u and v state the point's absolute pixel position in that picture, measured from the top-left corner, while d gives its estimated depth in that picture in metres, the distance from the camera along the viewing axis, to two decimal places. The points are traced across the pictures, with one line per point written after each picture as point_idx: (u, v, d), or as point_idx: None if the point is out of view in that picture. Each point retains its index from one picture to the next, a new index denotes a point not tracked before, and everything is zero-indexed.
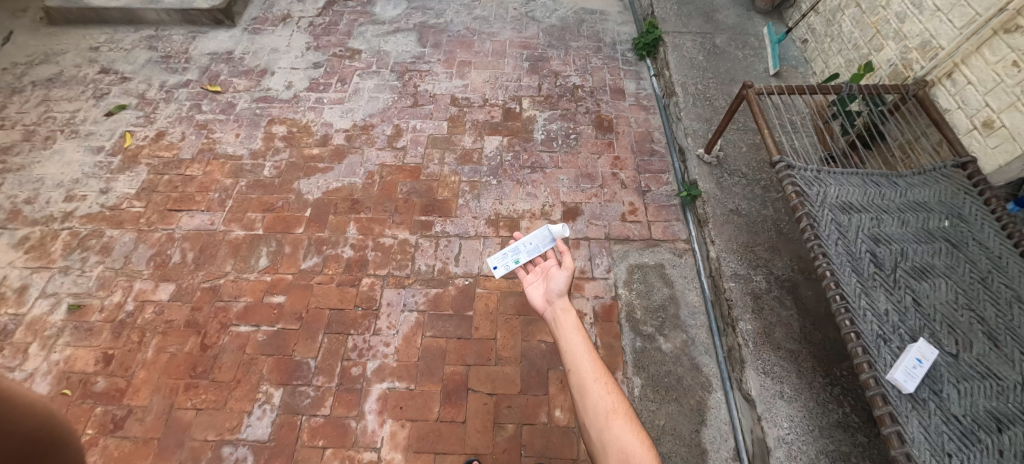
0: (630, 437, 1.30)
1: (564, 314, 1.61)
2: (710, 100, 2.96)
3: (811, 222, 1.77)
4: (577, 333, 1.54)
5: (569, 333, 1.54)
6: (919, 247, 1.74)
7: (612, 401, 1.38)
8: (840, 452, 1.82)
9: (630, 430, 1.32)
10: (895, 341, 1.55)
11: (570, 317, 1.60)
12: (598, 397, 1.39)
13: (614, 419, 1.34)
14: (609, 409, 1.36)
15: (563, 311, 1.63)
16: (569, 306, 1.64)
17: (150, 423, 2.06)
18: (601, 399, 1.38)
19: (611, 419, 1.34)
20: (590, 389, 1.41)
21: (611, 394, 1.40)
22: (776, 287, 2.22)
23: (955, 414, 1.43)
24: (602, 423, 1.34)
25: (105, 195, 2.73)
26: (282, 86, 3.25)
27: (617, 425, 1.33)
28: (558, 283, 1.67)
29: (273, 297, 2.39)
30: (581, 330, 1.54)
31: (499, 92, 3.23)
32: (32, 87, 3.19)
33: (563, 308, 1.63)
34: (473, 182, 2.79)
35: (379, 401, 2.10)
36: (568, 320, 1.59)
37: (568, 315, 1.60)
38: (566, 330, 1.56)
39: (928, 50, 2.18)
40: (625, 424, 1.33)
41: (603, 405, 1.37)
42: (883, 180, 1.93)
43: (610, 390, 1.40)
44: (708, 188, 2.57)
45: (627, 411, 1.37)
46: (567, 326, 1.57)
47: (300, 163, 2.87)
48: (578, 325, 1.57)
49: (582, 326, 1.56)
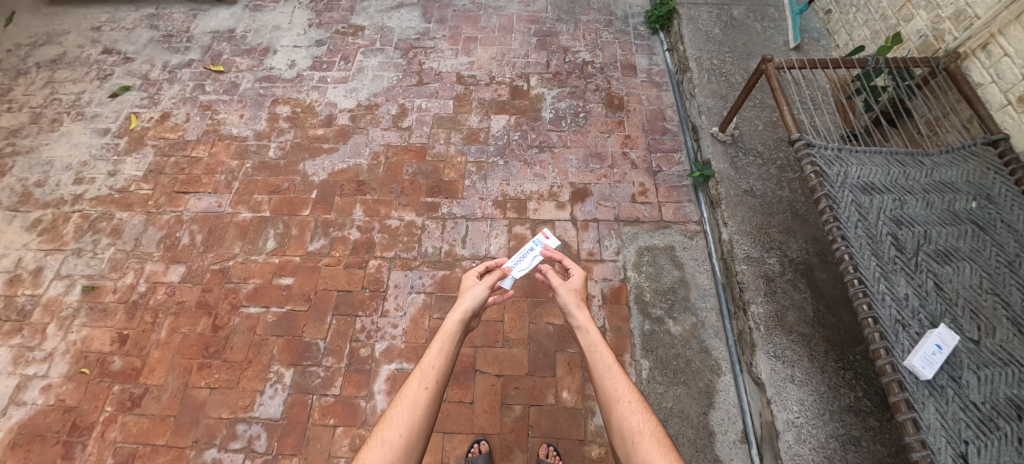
0: (658, 457, 1.24)
1: (580, 331, 1.56)
2: (726, 76, 2.84)
3: (830, 203, 1.71)
4: (597, 350, 1.49)
5: (589, 352, 1.50)
6: (943, 230, 1.67)
7: (639, 421, 1.32)
8: (851, 436, 1.79)
9: (658, 450, 1.26)
10: (914, 327, 1.50)
11: (587, 333, 1.54)
12: (626, 418, 1.33)
13: (641, 440, 1.28)
14: (636, 428, 1.31)
15: (580, 325, 1.57)
16: (587, 321, 1.58)
17: (166, 401, 2.11)
18: (628, 419, 1.33)
19: (638, 442, 1.28)
20: (616, 409, 1.36)
21: (638, 412, 1.34)
22: (790, 271, 2.16)
23: (973, 401, 1.39)
24: (629, 445, 1.29)
25: (113, 178, 2.74)
26: (285, 64, 3.20)
27: (644, 446, 1.27)
28: (566, 302, 1.63)
29: (281, 279, 2.40)
30: (602, 346, 1.49)
31: (506, 70, 3.14)
32: (36, 68, 3.18)
33: (578, 324, 1.58)
34: (480, 162, 2.74)
35: (388, 382, 2.12)
36: (585, 338, 1.53)
37: (586, 333, 1.54)
38: (587, 350, 1.51)
39: (963, 19, 2.06)
40: (653, 445, 1.27)
41: (630, 424, 1.32)
42: (908, 159, 1.85)
43: (637, 409, 1.35)
44: (722, 168, 2.50)
45: (654, 430, 1.31)
46: (586, 344, 1.52)
47: (306, 144, 2.84)
48: (597, 341, 1.52)
49: (605, 344, 1.51)
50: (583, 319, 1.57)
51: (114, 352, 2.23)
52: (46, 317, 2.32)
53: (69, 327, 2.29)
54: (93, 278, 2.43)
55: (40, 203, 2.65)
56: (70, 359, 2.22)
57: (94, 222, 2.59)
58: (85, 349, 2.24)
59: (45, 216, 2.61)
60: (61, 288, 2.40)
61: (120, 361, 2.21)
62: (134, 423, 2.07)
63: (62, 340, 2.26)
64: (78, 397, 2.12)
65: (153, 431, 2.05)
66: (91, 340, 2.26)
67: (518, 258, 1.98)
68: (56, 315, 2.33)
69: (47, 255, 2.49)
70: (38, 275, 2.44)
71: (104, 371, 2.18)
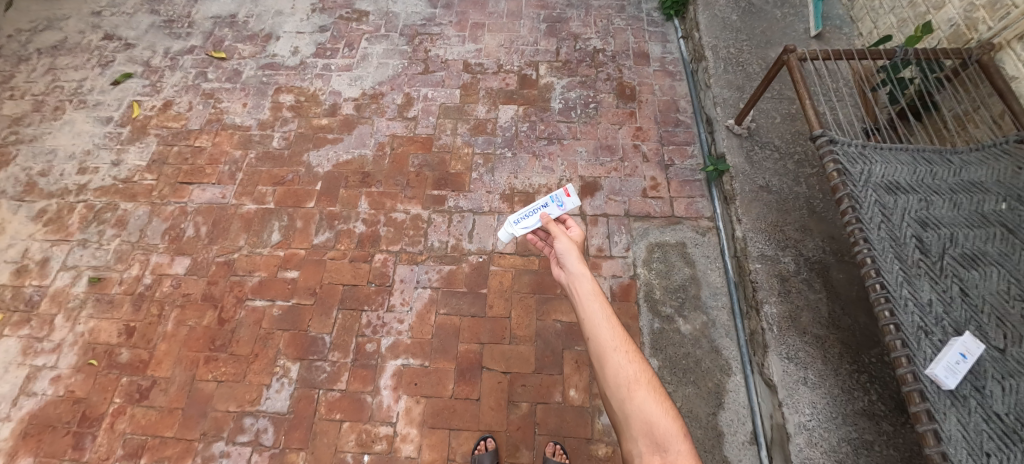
0: (654, 407, 1.21)
1: (577, 278, 1.49)
2: (743, 65, 2.74)
3: (853, 204, 1.64)
4: (594, 300, 1.43)
5: (586, 300, 1.43)
6: (971, 232, 1.61)
7: (634, 370, 1.28)
8: (863, 440, 1.76)
9: (654, 399, 1.23)
10: (937, 334, 1.44)
11: (584, 279, 1.48)
12: (620, 367, 1.28)
13: (637, 388, 1.24)
14: (631, 378, 1.26)
15: (576, 273, 1.50)
16: (581, 266, 1.52)
17: (174, 393, 2.12)
18: (623, 368, 1.28)
19: (634, 390, 1.24)
20: (611, 358, 1.30)
21: (633, 362, 1.30)
22: (805, 270, 2.10)
23: (997, 412, 1.34)
24: (624, 394, 1.25)
25: (116, 168, 2.71)
26: (288, 51, 3.13)
27: (639, 395, 1.23)
28: (564, 249, 1.57)
29: (286, 272, 2.37)
30: (600, 296, 1.43)
31: (515, 58, 3.05)
32: (37, 55, 3.13)
33: (575, 271, 1.51)
34: (487, 154, 2.68)
35: (394, 377, 2.11)
36: (582, 285, 1.47)
37: (583, 279, 1.48)
38: (583, 297, 1.45)
39: (999, 8, 1.95)
40: (649, 394, 1.24)
41: (625, 374, 1.27)
42: (935, 157, 1.78)
43: (633, 359, 1.30)
44: (737, 162, 2.42)
45: (649, 380, 1.28)
46: (583, 292, 1.45)
47: (310, 134, 2.79)
48: (594, 290, 1.45)
49: (602, 294, 1.44)
50: (581, 265, 1.51)
51: (121, 344, 2.23)
52: (54, 308, 2.32)
53: (77, 319, 2.29)
54: (100, 270, 2.42)
55: (44, 193, 2.63)
56: (78, 350, 2.22)
57: (99, 213, 2.57)
58: (93, 341, 2.24)
59: (50, 207, 2.59)
60: (67, 279, 2.40)
61: (128, 353, 2.21)
62: (142, 415, 2.08)
63: (70, 332, 2.26)
64: (86, 389, 2.14)
65: (161, 423, 2.06)
66: (98, 332, 2.26)
67: (524, 215, 1.80)
68: (64, 305, 2.33)
69: (53, 246, 2.48)
70: (45, 266, 2.43)
71: (112, 362, 2.19)
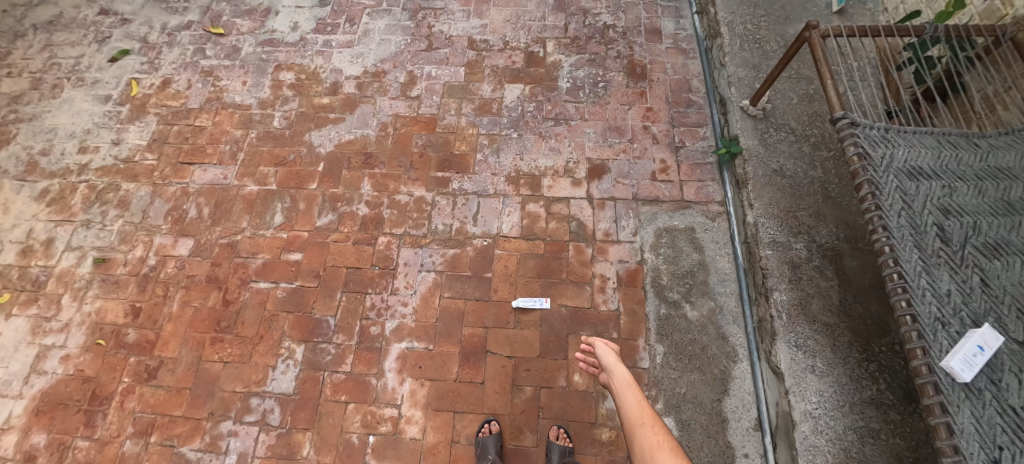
0: None
1: (612, 370, 1.67)
2: (760, 43, 2.63)
3: (873, 190, 1.58)
4: (627, 388, 1.60)
5: (621, 388, 1.61)
6: (995, 220, 1.54)
7: (659, 440, 1.42)
8: (870, 429, 1.74)
9: None
10: (955, 325, 1.40)
11: (619, 372, 1.65)
12: (645, 437, 1.44)
13: (660, 456, 1.37)
14: (655, 447, 1.40)
15: (612, 366, 1.69)
16: (616, 362, 1.70)
17: (181, 374, 2.14)
18: (647, 438, 1.43)
19: (657, 457, 1.38)
20: (638, 431, 1.46)
21: (657, 433, 1.44)
22: (818, 257, 2.05)
23: (1012, 406, 1.31)
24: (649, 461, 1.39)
25: (117, 147, 2.68)
26: (288, 27, 3.04)
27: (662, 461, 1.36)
28: (602, 351, 1.75)
29: (290, 254, 2.36)
30: (632, 385, 1.61)
31: (521, 34, 2.95)
32: (33, 30, 3.06)
33: (610, 365, 1.69)
34: (493, 134, 2.61)
35: (398, 360, 2.11)
36: (617, 374, 1.65)
37: (618, 371, 1.66)
38: (618, 386, 1.63)
39: None
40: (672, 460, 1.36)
41: (650, 443, 1.42)
42: (961, 141, 1.71)
43: (657, 430, 1.44)
44: (751, 145, 2.35)
45: (673, 447, 1.40)
46: (618, 382, 1.63)
47: (311, 114, 2.73)
48: (628, 380, 1.63)
49: (635, 382, 1.62)
50: (615, 361, 1.69)
51: (128, 325, 2.24)
52: (60, 288, 2.33)
53: (84, 298, 2.30)
54: (104, 250, 2.41)
55: (46, 173, 2.61)
56: (86, 330, 2.24)
57: (101, 193, 2.55)
58: (100, 321, 2.25)
59: (52, 187, 2.57)
60: (72, 260, 2.40)
61: (135, 333, 2.22)
62: (151, 394, 2.10)
63: (77, 311, 2.27)
64: (95, 368, 2.16)
65: (169, 402, 2.08)
66: (105, 312, 2.27)
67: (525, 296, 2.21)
68: (70, 286, 2.33)
69: (57, 226, 2.47)
70: (50, 246, 2.43)
71: (119, 343, 2.20)
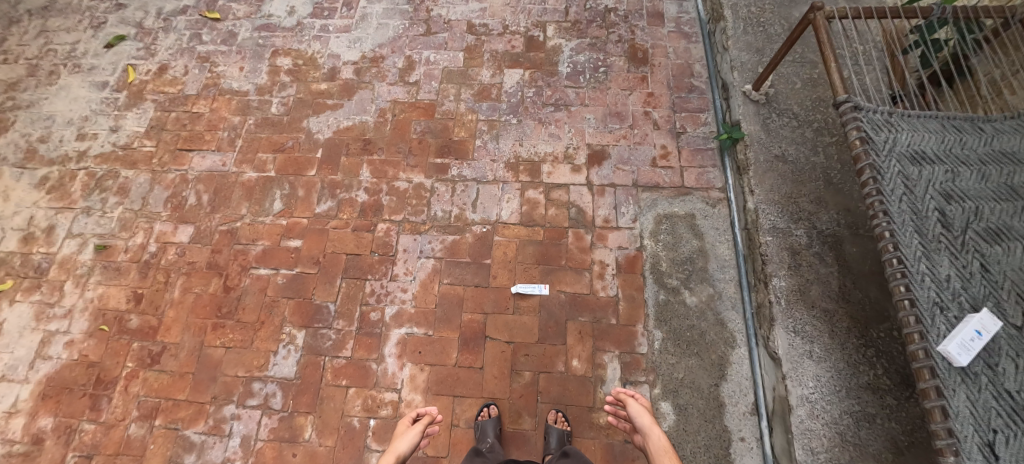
0: None
1: (648, 434, 1.60)
2: (764, 26, 2.59)
3: (875, 175, 1.57)
4: (664, 454, 1.53)
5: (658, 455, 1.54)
6: (997, 205, 1.53)
7: None
8: (866, 413, 1.75)
9: None
10: (953, 310, 1.40)
11: (656, 437, 1.58)
12: None
13: None
14: None
15: (648, 429, 1.61)
16: (652, 424, 1.62)
17: (184, 359, 2.16)
18: None
19: None
20: None
21: None
22: (818, 243, 2.05)
23: (1008, 390, 1.31)
24: None
25: (116, 134, 2.67)
26: (284, 11, 3.00)
27: None
28: (635, 411, 1.67)
29: (289, 241, 2.36)
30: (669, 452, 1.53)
31: (521, 18, 2.90)
32: (28, 16, 3.04)
33: (646, 427, 1.62)
34: (492, 120, 2.59)
35: (398, 346, 2.12)
36: (654, 440, 1.58)
37: (655, 436, 1.58)
38: (655, 452, 1.56)
39: None
40: None
41: None
42: (966, 125, 1.69)
43: None
44: (752, 130, 2.33)
45: None
46: (655, 449, 1.56)
47: (309, 100, 2.71)
48: (664, 445, 1.56)
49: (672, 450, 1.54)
50: (651, 423, 1.61)
51: (130, 311, 2.26)
52: (62, 275, 2.34)
53: (86, 285, 2.32)
54: (104, 237, 2.42)
55: (45, 161, 2.61)
56: (89, 316, 2.26)
57: (100, 180, 2.55)
58: (102, 307, 2.27)
59: (51, 174, 2.57)
60: (73, 246, 2.41)
61: (137, 319, 2.24)
62: (154, 378, 2.13)
63: (80, 297, 2.29)
64: (99, 353, 2.18)
65: (172, 387, 2.11)
66: (108, 298, 2.29)
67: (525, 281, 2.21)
68: (72, 272, 2.35)
69: (58, 214, 2.48)
70: (51, 233, 2.44)
71: (122, 328, 2.23)
